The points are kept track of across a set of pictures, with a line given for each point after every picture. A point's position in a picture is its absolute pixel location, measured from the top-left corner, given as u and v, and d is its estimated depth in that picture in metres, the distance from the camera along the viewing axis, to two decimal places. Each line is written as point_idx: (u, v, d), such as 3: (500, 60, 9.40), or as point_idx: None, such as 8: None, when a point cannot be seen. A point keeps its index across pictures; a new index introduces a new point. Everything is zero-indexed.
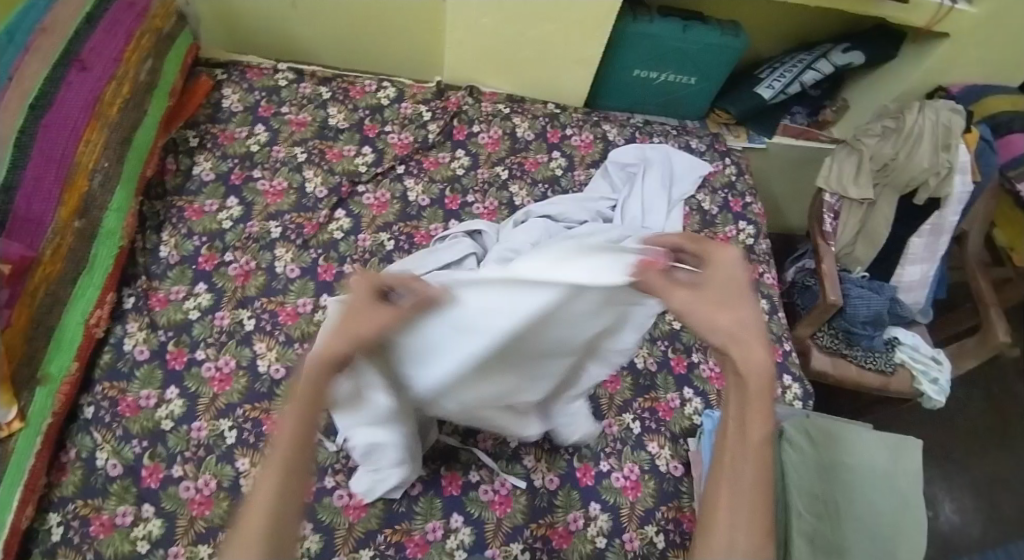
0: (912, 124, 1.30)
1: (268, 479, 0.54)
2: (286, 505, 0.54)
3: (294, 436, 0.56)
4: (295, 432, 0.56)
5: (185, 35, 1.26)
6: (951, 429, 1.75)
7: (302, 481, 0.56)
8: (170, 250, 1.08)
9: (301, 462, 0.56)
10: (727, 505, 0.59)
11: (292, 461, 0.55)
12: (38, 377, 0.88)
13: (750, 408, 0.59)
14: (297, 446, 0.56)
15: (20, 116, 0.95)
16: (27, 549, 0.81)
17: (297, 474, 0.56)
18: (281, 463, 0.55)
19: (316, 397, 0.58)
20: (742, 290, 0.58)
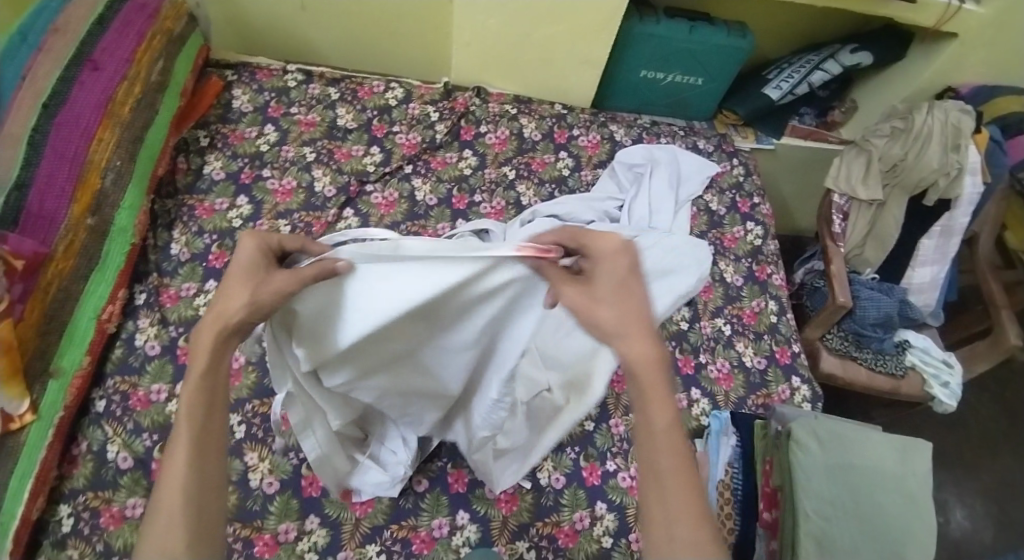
0: (921, 124, 1.29)
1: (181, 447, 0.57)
2: (204, 467, 0.58)
3: (201, 404, 0.59)
4: (199, 400, 0.59)
5: (196, 36, 1.28)
6: (962, 433, 1.73)
7: (216, 442, 0.60)
8: (181, 247, 1.09)
9: (213, 426, 0.60)
10: (656, 506, 0.55)
11: (203, 427, 0.59)
12: (50, 371, 0.90)
13: (649, 401, 0.57)
14: (204, 412, 0.59)
15: (33, 116, 0.96)
16: (38, 540, 0.83)
17: (211, 438, 0.59)
18: (193, 430, 0.58)
19: (212, 367, 0.60)
20: (621, 275, 0.60)
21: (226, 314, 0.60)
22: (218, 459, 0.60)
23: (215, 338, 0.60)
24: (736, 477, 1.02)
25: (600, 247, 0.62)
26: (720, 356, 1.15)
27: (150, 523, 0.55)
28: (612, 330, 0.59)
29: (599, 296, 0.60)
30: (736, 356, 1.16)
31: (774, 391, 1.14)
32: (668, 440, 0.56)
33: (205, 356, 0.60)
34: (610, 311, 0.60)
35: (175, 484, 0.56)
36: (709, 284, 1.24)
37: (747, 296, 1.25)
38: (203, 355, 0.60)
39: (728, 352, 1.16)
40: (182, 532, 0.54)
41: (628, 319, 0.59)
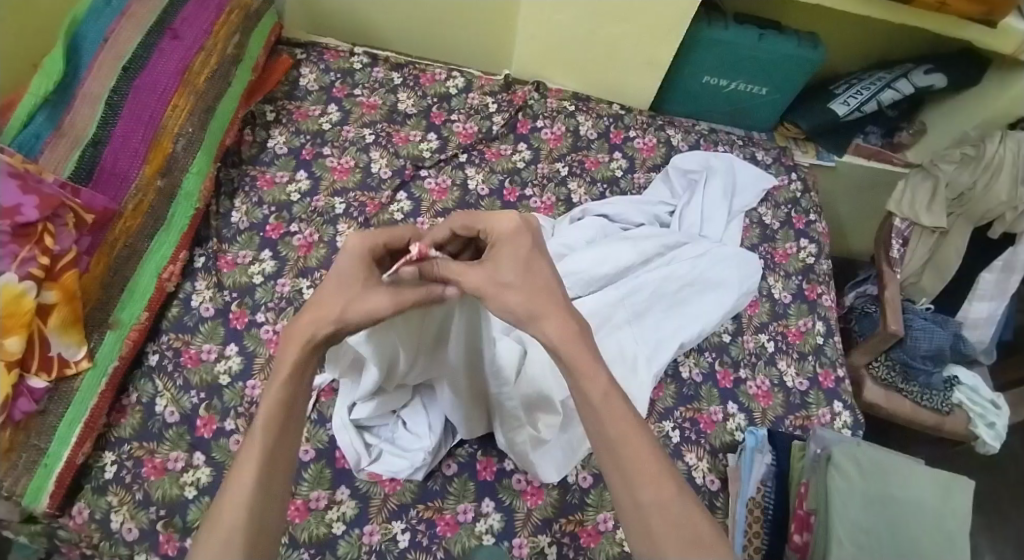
0: (992, 154, 1.22)
1: (251, 461, 0.55)
2: (268, 486, 0.56)
3: (276, 422, 0.57)
4: (276, 417, 0.58)
5: (271, 14, 1.31)
6: (1005, 478, 1.66)
7: (282, 462, 0.58)
8: (240, 216, 1.13)
9: (283, 444, 0.58)
10: (617, 474, 0.55)
11: (273, 445, 0.57)
12: (109, 322, 0.94)
13: (580, 375, 0.57)
14: (278, 429, 0.58)
15: (114, 77, 1.00)
16: (80, 484, 0.87)
17: (280, 456, 0.57)
18: (264, 446, 0.56)
19: (293, 376, 0.59)
20: (523, 256, 0.62)
21: (314, 330, 0.60)
22: (284, 479, 0.58)
23: (297, 359, 0.60)
24: (768, 496, 1.01)
25: (500, 229, 0.64)
26: (760, 373, 1.13)
27: (208, 536, 0.52)
28: (525, 315, 0.59)
29: (505, 281, 0.60)
30: (778, 374, 1.14)
31: (814, 414, 1.11)
32: (610, 410, 0.56)
33: (284, 376, 0.59)
34: (517, 295, 0.60)
35: (240, 498, 0.53)
36: (756, 298, 1.21)
37: (795, 314, 1.22)
38: (284, 374, 0.59)
39: (770, 370, 1.14)
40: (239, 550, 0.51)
41: (541, 302, 0.59)
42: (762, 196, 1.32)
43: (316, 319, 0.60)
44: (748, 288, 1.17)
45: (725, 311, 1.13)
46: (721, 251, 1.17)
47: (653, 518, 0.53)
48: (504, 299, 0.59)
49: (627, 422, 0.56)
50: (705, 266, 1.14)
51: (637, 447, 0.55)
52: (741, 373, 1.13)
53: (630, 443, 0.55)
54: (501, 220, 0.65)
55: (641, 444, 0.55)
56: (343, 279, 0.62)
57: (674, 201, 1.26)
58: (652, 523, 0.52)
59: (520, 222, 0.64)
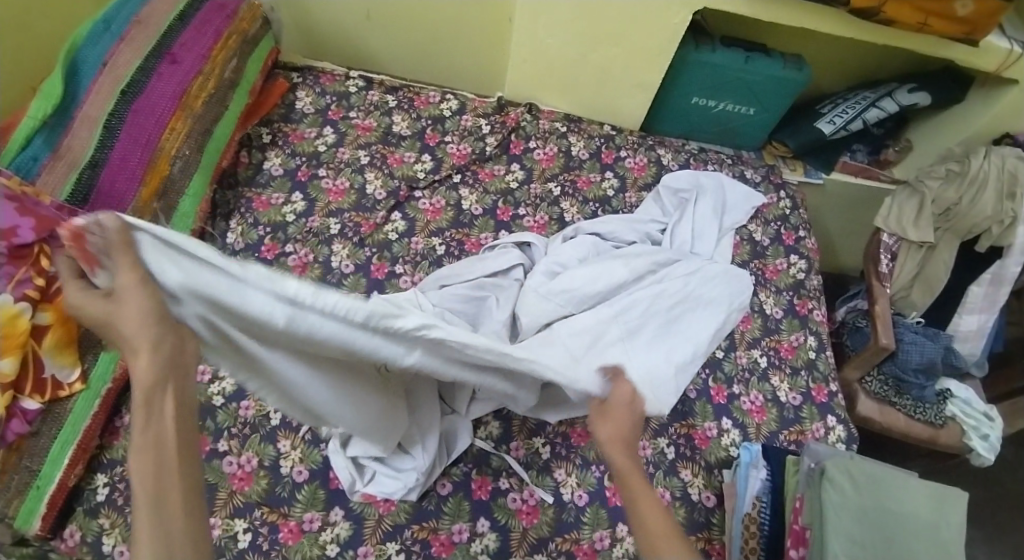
0: (976, 169, 1.26)
1: (140, 494, 0.52)
2: (171, 513, 0.52)
3: (157, 450, 0.53)
4: (155, 445, 0.53)
5: (268, 39, 1.34)
6: (1001, 492, 1.66)
7: (179, 486, 0.53)
8: (236, 237, 1.14)
9: (174, 472, 0.53)
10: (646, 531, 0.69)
11: (163, 477, 0.53)
12: (103, 344, 0.94)
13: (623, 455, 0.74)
14: (160, 459, 0.53)
15: (112, 100, 1.02)
16: (73, 506, 0.87)
17: (171, 484, 0.53)
18: (150, 475, 0.52)
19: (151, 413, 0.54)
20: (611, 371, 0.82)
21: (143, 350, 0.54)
22: (186, 495, 0.54)
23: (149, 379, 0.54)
24: (763, 511, 1.00)
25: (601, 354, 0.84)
26: (753, 389, 1.14)
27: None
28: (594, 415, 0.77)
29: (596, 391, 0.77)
30: (771, 390, 1.15)
31: (808, 428, 1.12)
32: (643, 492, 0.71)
33: (140, 404, 0.54)
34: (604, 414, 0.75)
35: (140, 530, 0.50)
36: (747, 314, 1.23)
37: (786, 329, 1.23)
38: (142, 402, 0.54)
39: (763, 386, 1.15)
40: None
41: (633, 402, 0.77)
42: (752, 213, 1.34)
43: (139, 348, 0.54)
44: (738, 305, 1.16)
45: (715, 334, 1.12)
46: (712, 269, 1.16)
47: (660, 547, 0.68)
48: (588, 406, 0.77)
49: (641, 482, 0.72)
50: (696, 284, 1.13)
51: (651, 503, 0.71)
52: (734, 389, 1.13)
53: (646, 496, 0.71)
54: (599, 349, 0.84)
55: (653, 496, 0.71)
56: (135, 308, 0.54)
57: (665, 219, 1.28)
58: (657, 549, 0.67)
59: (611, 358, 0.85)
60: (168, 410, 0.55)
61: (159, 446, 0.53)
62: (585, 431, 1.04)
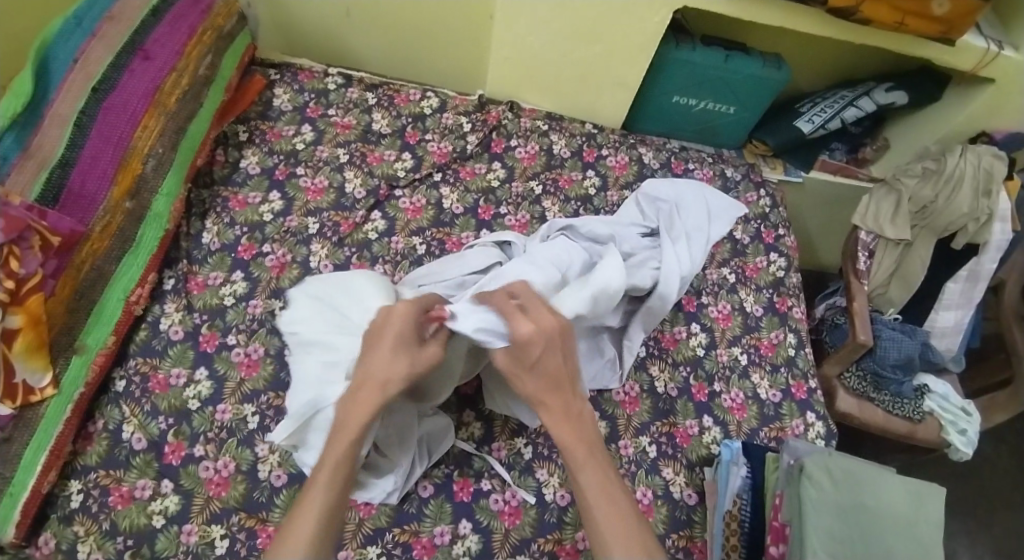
0: (953, 167, 1.28)
1: (309, 516, 0.72)
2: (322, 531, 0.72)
3: (339, 474, 0.77)
4: (334, 473, 0.77)
5: (244, 35, 1.31)
6: (978, 485, 1.68)
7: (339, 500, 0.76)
8: (212, 237, 1.12)
9: (338, 500, 0.75)
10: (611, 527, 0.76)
11: (331, 502, 0.74)
12: (74, 347, 0.92)
13: (584, 463, 0.81)
14: (336, 488, 0.76)
15: (82, 97, 1.00)
16: (45, 514, 0.84)
17: (330, 515, 0.74)
18: (325, 499, 0.74)
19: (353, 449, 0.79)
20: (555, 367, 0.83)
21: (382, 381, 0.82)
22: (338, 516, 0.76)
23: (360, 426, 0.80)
24: (744, 508, 1.01)
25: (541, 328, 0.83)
26: (734, 386, 1.14)
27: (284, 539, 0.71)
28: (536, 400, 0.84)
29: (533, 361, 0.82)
30: (751, 387, 1.15)
31: (788, 425, 1.12)
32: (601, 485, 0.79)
33: (351, 430, 0.80)
34: (537, 383, 0.83)
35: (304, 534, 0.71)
36: (728, 312, 1.23)
37: (766, 327, 1.24)
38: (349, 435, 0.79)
39: (743, 383, 1.15)
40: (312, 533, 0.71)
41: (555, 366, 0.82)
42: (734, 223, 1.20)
43: (374, 381, 0.82)
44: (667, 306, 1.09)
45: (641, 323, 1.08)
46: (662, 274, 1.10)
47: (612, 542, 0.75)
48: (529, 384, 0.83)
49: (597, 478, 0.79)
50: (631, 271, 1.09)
51: (605, 499, 0.78)
52: (715, 387, 1.14)
53: (596, 488, 0.79)
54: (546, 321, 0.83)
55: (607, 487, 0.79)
56: (398, 342, 0.83)
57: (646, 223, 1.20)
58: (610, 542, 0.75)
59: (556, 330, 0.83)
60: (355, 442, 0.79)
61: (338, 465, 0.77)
62: None
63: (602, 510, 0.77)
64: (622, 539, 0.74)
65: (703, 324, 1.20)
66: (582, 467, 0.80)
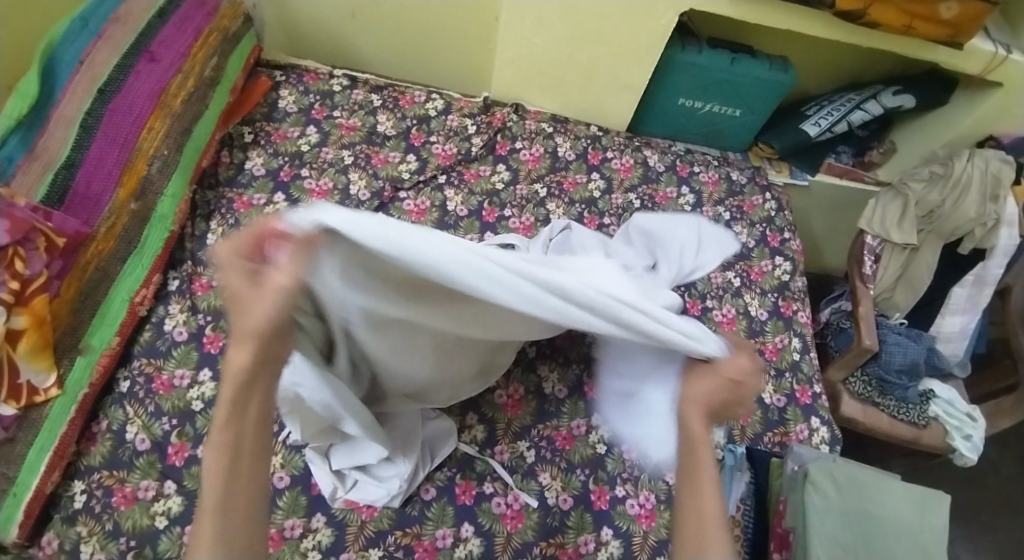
0: (960, 172, 1.26)
1: (206, 508, 0.57)
2: (235, 523, 0.58)
3: (230, 450, 0.60)
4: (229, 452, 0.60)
5: (249, 36, 1.32)
6: (984, 491, 1.67)
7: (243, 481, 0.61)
8: (216, 238, 1.12)
9: (236, 485, 0.60)
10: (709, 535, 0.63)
11: (229, 489, 0.59)
12: (79, 348, 0.93)
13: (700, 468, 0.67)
14: (228, 474, 0.60)
15: (88, 99, 1.00)
16: (49, 514, 0.85)
17: (239, 501, 0.59)
18: (220, 489, 0.59)
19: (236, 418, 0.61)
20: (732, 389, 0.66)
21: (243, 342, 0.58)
22: (251, 493, 0.61)
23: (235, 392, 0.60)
24: (748, 515, 1.01)
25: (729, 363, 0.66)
26: None
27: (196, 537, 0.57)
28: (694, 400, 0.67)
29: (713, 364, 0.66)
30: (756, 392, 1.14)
31: (792, 430, 1.12)
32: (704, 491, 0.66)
33: (228, 401, 0.60)
34: (704, 388, 0.67)
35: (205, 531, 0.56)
36: (733, 316, 1.22)
37: (771, 331, 1.23)
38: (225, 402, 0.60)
39: None
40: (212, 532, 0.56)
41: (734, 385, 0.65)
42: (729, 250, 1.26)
43: (244, 346, 0.59)
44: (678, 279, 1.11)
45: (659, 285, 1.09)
46: None
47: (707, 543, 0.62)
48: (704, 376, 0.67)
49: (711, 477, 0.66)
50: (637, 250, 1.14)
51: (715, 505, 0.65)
52: None
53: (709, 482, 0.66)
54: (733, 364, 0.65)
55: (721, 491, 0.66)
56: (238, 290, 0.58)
57: None
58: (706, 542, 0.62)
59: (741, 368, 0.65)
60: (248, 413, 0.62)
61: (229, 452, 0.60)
62: (570, 434, 1.04)
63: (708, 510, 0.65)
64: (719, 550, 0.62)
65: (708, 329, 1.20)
66: (704, 462, 0.67)
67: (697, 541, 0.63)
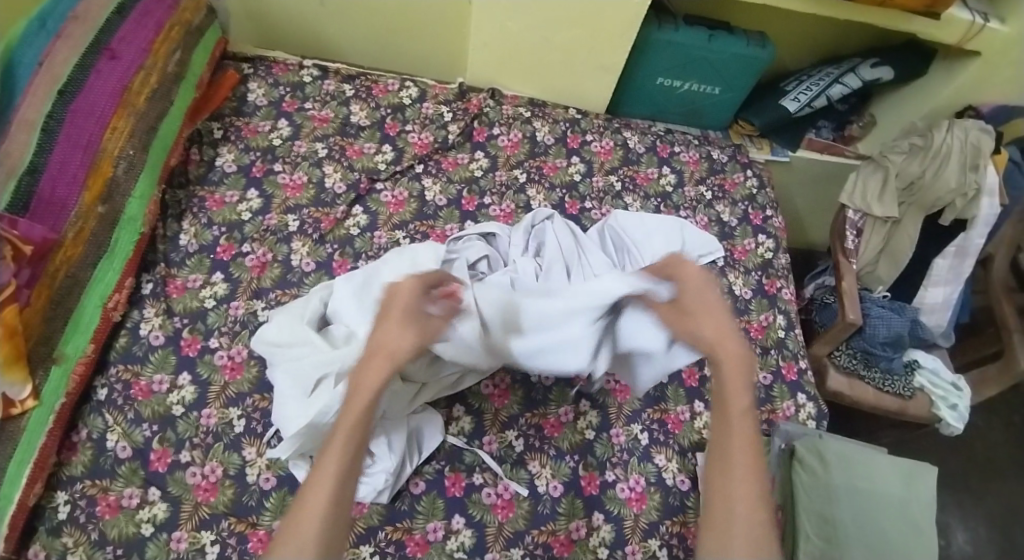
0: (940, 142, 1.27)
1: (320, 500, 0.65)
2: (334, 520, 0.66)
3: (353, 438, 0.70)
4: (348, 446, 0.69)
5: (214, 29, 1.28)
6: (968, 457, 1.70)
7: (348, 479, 0.69)
8: (189, 239, 1.09)
9: (342, 486, 0.68)
10: (733, 487, 0.73)
11: (336, 488, 0.67)
12: (53, 357, 0.90)
13: (730, 414, 0.76)
14: (344, 471, 0.68)
15: (48, 101, 0.97)
16: (33, 526, 0.83)
17: (344, 492, 0.68)
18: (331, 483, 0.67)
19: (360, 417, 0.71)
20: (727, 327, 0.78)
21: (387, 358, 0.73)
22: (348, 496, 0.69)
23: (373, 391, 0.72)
24: None
25: (707, 292, 0.79)
26: None
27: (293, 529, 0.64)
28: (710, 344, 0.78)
29: (687, 312, 0.79)
30: None
31: (779, 407, 1.12)
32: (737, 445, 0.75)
33: (361, 402, 0.72)
34: (710, 330, 0.78)
35: (313, 521, 0.64)
36: None
37: (755, 309, 1.23)
38: (363, 397, 0.72)
39: None
40: (319, 529, 0.64)
41: (721, 342, 0.78)
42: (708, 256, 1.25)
43: (384, 358, 0.73)
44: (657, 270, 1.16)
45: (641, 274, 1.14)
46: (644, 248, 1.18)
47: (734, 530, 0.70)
48: (698, 329, 0.79)
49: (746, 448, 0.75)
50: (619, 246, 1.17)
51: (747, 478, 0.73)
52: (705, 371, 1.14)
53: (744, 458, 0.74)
54: (704, 290, 0.79)
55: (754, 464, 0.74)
56: (404, 316, 0.75)
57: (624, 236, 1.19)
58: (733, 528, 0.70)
59: (706, 278, 0.79)
60: (356, 410, 0.71)
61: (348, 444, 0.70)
62: (558, 422, 1.04)
63: (738, 485, 0.73)
64: (745, 528, 0.70)
65: None
66: (732, 427, 0.76)
67: (721, 526, 0.71)
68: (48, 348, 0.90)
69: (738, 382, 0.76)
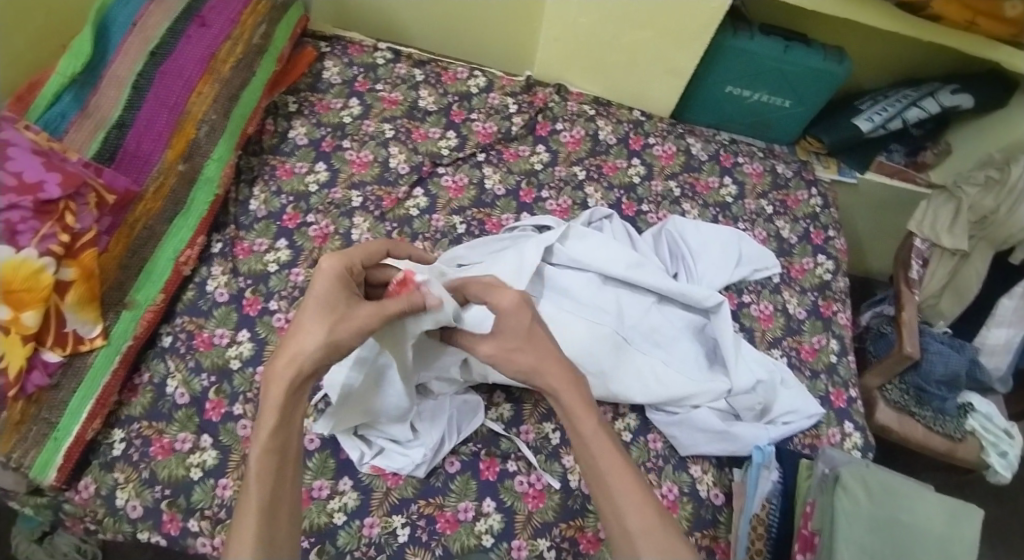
0: (1017, 177, 1.19)
1: (252, 504, 0.62)
2: (274, 524, 0.62)
3: (271, 465, 0.64)
4: (265, 468, 0.64)
5: (298, 7, 1.33)
6: (1015, 509, 1.62)
7: (285, 484, 0.65)
8: (258, 204, 1.14)
9: (280, 491, 0.64)
10: (632, 496, 0.64)
11: (271, 493, 0.63)
12: (125, 302, 0.95)
13: (580, 429, 0.68)
14: (269, 479, 0.63)
15: (141, 61, 1.03)
16: (88, 459, 0.88)
17: (280, 498, 0.64)
18: (264, 491, 0.63)
19: (285, 414, 0.66)
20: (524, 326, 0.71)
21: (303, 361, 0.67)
22: (291, 496, 0.65)
23: (284, 389, 0.66)
24: (773, 514, 0.99)
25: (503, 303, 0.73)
26: None
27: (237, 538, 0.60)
28: (530, 372, 0.70)
29: (511, 346, 0.71)
30: None
31: (824, 433, 1.09)
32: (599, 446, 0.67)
33: (275, 409, 0.65)
34: (529, 359, 0.70)
35: (249, 532, 0.60)
36: (770, 312, 1.20)
37: (809, 330, 1.20)
38: (274, 404, 0.65)
39: None
40: (254, 532, 0.60)
41: (544, 363, 0.70)
42: (766, 273, 1.23)
43: (292, 361, 0.66)
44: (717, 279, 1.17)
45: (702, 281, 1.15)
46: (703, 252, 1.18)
47: (641, 544, 0.62)
48: (514, 361, 0.70)
49: (616, 461, 0.66)
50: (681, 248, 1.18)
51: (628, 491, 0.65)
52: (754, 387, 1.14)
53: (617, 477, 0.66)
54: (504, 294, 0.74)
55: (631, 481, 0.65)
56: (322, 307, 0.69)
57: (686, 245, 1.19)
58: (636, 540, 0.62)
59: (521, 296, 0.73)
60: (274, 411, 0.65)
61: (283, 454, 0.65)
62: None
63: (620, 489, 0.65)
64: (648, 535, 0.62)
65: (744, 323, 1.17)
66: (591, 448, 0.67)
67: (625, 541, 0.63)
68: (118, 293, 0.95)
69: (580, 406, 0.69)
